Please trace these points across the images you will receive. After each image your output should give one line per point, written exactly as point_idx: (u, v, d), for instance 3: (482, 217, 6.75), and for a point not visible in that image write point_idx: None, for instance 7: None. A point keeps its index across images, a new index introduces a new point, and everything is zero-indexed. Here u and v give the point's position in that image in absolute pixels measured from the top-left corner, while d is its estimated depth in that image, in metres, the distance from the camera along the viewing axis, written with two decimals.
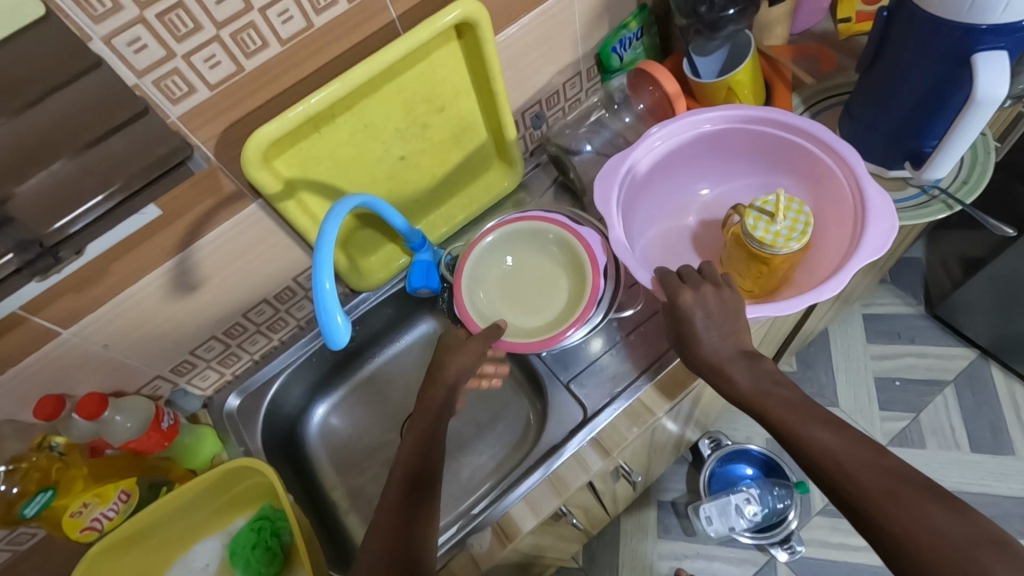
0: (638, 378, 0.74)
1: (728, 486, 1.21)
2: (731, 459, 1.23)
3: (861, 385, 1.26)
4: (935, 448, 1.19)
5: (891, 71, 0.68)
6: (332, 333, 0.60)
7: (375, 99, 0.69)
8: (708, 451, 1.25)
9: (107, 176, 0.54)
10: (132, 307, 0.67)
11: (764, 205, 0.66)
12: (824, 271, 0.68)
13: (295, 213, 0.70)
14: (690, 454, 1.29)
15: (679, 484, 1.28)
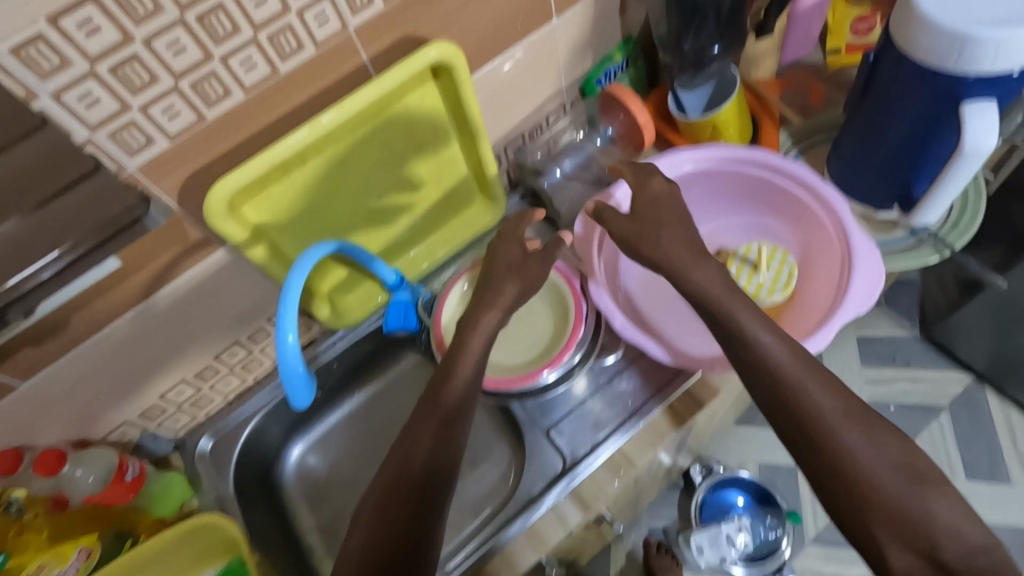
0: (621, 426, 0.72)
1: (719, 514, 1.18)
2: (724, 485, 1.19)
3: None
4: None
5: (876, 114, 0.66)
6: (297, 393, 0.60)
7: (349, 141, 0.66)
8: (700, 477, 1.20)
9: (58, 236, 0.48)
10: (96, 357, 0.65)
11: None
12: (808, 321, 0.66)
13: (265, 259, 0.68)
14: (682, 480, 1.26)
15: (671, 511, 1.24)
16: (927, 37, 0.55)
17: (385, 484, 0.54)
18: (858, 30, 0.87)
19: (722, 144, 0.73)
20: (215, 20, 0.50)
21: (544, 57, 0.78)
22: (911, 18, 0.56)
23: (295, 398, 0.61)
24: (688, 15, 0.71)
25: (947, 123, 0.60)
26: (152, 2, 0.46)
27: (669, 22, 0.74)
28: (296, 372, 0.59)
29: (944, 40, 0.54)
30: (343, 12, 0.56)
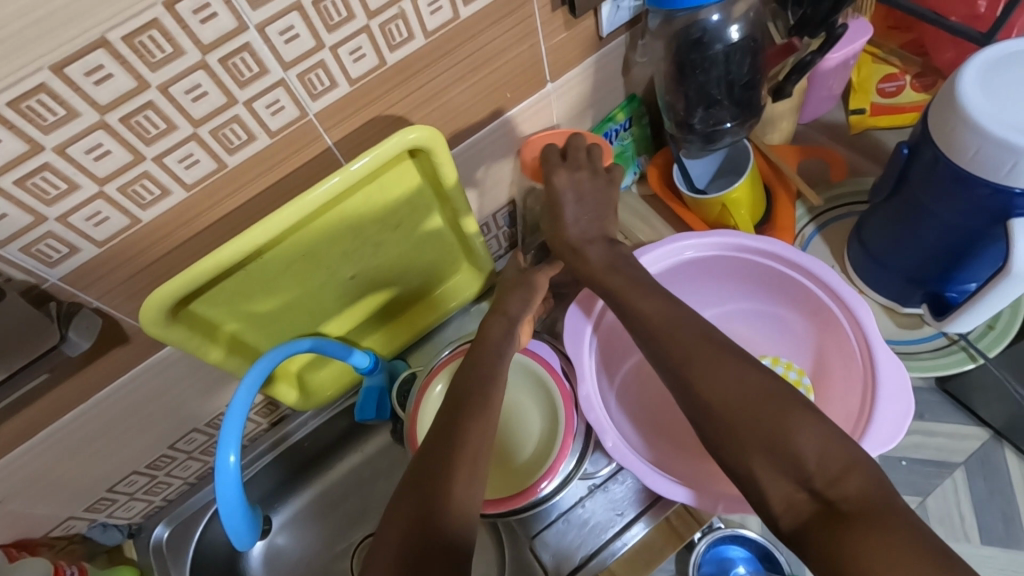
0: (610, 541, 0.66)
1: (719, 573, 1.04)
2: (723, 542, 1.03)
3: None
4: None
5: (909, 211, 0.59)
6: (233, 523, 0.54)
7: (309, 231, 0.59)
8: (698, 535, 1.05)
9: None
10: (28, 463, 0.58)
11: None
12: None
13: (220, 356, 0.61)
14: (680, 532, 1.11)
15: (668, 565, 1.11)
16: (974, 142, 0.49)
17: (411, 490, 0.48)
18: (885, 90, 0.81)
19: (729, 232, 0.65)
20: (143, 119, 0.43)
21: (537, 122, 0.70)
22: (956, 119, 0.49)
23: (236, 535, 0.55)
24: (697, 87, 0.64)
25: (991, 233, 0.53)
26: (62, 107, 0.39)
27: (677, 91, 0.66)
28: (234, 501, 0.53)
29: (994, 149, 0.47)
30: (300, 99, 0.49)
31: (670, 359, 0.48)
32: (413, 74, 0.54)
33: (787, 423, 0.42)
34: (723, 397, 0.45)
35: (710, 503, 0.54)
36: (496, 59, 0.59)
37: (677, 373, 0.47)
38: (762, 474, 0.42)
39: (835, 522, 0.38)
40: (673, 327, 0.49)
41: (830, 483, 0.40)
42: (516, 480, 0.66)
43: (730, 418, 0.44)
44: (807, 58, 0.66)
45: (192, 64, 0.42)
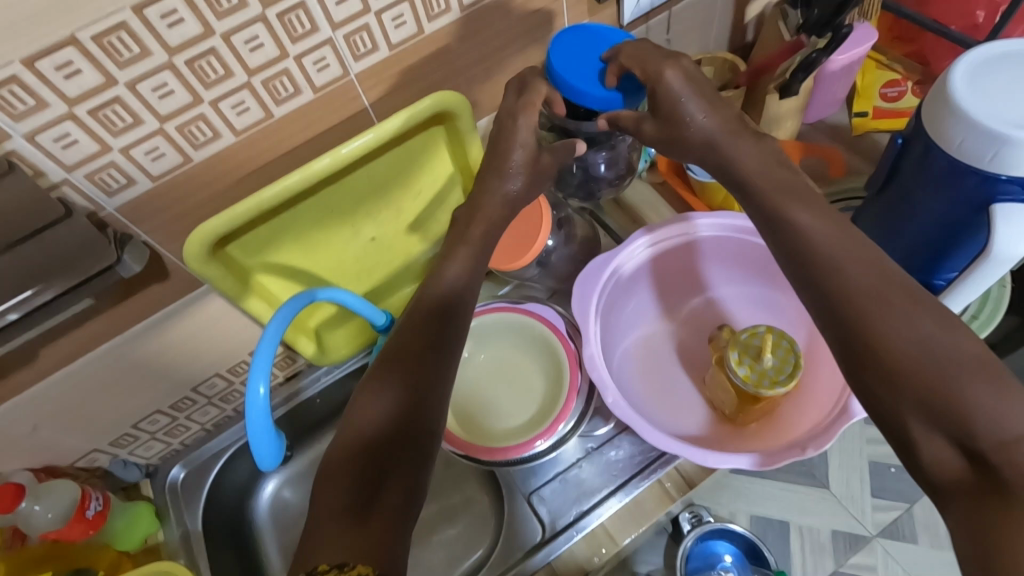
0: (603, 498, 0.69)
1: (705, 567, 1.06)
2: (714, 536, 1.07)
3: (854, 469, 1.10)
4: (927, 545, 1.04)
5: (902, 201, 0.64)
6: (262, 454, 0.58)
7: (340, 187, 0.64)
8: (688, 526, 1.08)
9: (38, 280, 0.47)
10: (65, 389, 0.62)
11: (753, 337, 0.62)
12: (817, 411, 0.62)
13: (251, 300, 0.66)
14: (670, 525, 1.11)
15: (655, 557, 1.12)
16: (962, 131, 0.53)
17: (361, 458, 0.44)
18: (887, 95, 0.86)
19: (714, 213, 0.70)
20: (206, 64, 0.47)
21: None
22: (946, 110, 0.53)
23: (261, 459, 0.58)
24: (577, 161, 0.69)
25: (974, 222, 0.58)
26: (137, 45, 0.44)
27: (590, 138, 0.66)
28: (262, 430, 0.57)
29: (979, 138, 0.52)
30: (344, 59, 0.54)
31: (835, 305, 0.44)
32: (444, 47, 0.59)
33: (957, 382, 0.38)
34: (892, 337, 0.41)
35: (701, 456, 0.57)
36: (520, 37, 0.64)
37: (839, 319, 0.43)
38: (918, 433, 0.39)
39: (993, 496, 0.36)
40: (837, 266, 0.45)
41: (998, 450, 0.36)
42: (518, 436, 0.70)
43: (890, 368, 0.40)
44: (813, 55, 0.72)
45: (253, 16, 0.47)
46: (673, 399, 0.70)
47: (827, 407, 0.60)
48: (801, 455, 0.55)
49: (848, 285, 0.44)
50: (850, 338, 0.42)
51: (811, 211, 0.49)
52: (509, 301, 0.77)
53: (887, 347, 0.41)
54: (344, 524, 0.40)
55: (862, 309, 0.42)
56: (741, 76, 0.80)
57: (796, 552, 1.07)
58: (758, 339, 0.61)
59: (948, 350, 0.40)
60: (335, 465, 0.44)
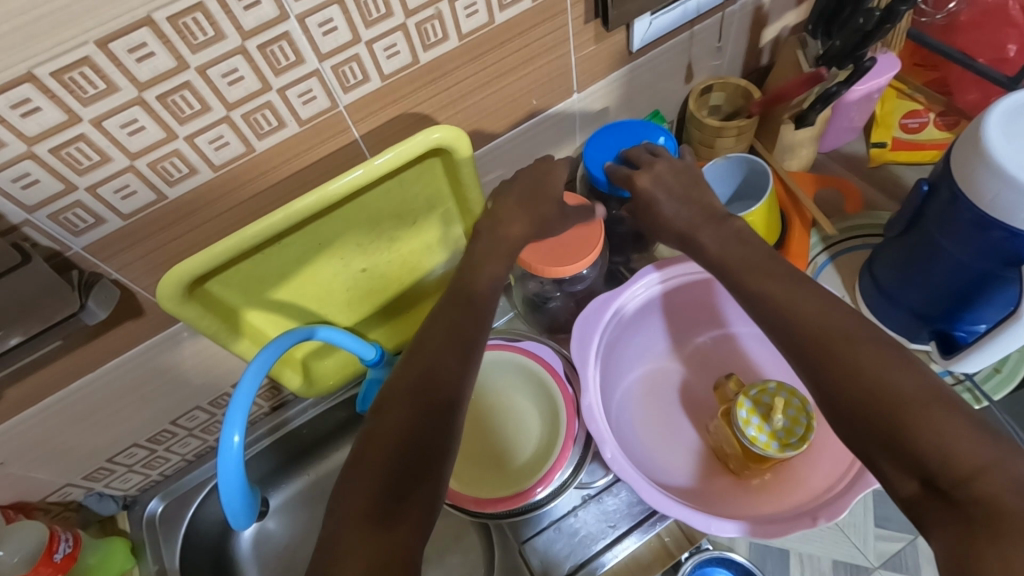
0: (599, 551, 0.66)
1: None
2: None
3: None
4: None
5: (923, 250, 0.60)
6: (235, 507, 0.55)
7: (327, 219, 0.60)
8: None
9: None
10: (35, 427, 0.59)
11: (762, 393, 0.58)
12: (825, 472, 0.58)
13: (231, 335, 0.62)
14: None
15: None
16: (995, 184, 0.49)
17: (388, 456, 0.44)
18: (908, 126, 0.82)
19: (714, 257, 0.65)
20: (179, 99, 0.44)
21: (557, 131, 0.71)
22: (978, 161, 0.50)
23: (233, 516, 0.56)
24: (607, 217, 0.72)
25: (999, 274, 0.54)
26: (102, 81, 0.40)
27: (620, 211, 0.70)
28: (234, 483, 0.54)
29: (1014, 194, 0.48)
30: (332, 90, 0.50)
31: (796, 343, 0.45)
32: (443, 75, 0.55)
33: (912, 412, 0.37)
34: (845, 373, 0.41)
35: (703, 522, 0.53)
36: (523, 66, 0.60)
37: (805, 356, 0.44)
38: (886, 466, 0.38)
39: (958, 524, 0.34)
40: (799, 307, 0.46)
41: (959, 482, 0.35)
42: (511, 483, 0.66)
43: (852, 403, 0.40)
44: (832, 88, 0.69)
45: (231, 48, 0.43)
46: (674, 448, 0.67)
47: (839, 469, 0.56)
48: (809, 526, 0.52)
49: (804, 323, 0.45)
50: (811, 376, 0.43)
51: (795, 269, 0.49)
52: (509, 340, 0.73)
53: (842, 377, 0.41)
54: (367, 529, 0.40)
55: (817, 349, 0.43)
56: (755, 104, 0.74)
57: None
58: (767, 397, 0.57)
59: (901, 377, 0.39)
60: (360, 475, 0.43)
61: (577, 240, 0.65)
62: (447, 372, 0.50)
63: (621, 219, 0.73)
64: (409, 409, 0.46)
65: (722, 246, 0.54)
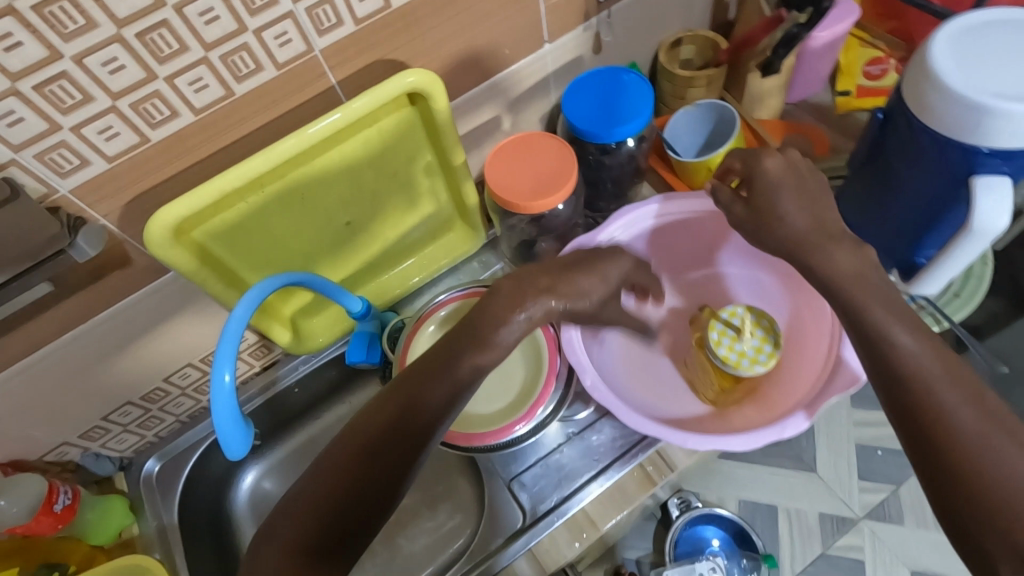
0: (584, 483, 0.68)
1: (693, 550, 1.17)
2: (698, 522, 1.17)
3: (842, 456, 1.21)
4: (912, 525, 1.15)
5: (885, 182, 0.63)
6: (230, 441, 0.55)
7: (308, 169, 0.62)
8: (676, 512, 1.17)
9: None
10: (29, 380, 0.60)
11: (733, 316, 0.60)
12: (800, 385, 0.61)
13: (218, 285, 0.63)
14: (658, 511, 1.22)
15: (645, 544, 1.21)
16: (942, 103, 0.51)
17: (340, 491, 0.46)
18: (870, 73, 0.85)
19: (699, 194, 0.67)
20: (157, 37, 0.45)
21: (531, 83, 0.73)
22: (927, 82, 0.52)
23: (230, 451, 0.56)
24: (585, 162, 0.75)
25: (952, 201, 0.57)
26: (82, 17, 0.42)
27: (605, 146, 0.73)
28: (229, 421, 0.55)
29: (960, 111, 0.50)
30: (308, 34, 0.52)
31: (924, 424, 0.44)
32: (415, 22, 0.57)
33: None
34: (975, 465, 0.41)
35: (681, 438, 0.56)
36: (494, 13, 0.62)
37: (900, 399, 0.46)
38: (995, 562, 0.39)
39: None
40: (904, 346, 0.46)
41: None
42: (497, 420, 0.69)
43: (959, 481, 0.41)
44: (795, 30, 0.72)
45: None
46: (655, 382, 0.69)
47: (811, 382, 0.59)
48: (780, 433, 0.54)
49: (935, 405, 0.43)
50: (938, 464, 0.43)
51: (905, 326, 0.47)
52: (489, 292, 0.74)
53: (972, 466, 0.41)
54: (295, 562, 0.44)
55: (945, 433, 0.43)
56: (723, 53, 0.78)
57: (785, 538, 1.17)
58: (737, 319, 0.59)
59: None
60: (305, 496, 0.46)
61: (551, 173, 0.67)
62: (429, 413, 0.48)
63: (602, 163, 0.76)
64: (372, 445, 0.47)
65: (857, 269, 0.51)
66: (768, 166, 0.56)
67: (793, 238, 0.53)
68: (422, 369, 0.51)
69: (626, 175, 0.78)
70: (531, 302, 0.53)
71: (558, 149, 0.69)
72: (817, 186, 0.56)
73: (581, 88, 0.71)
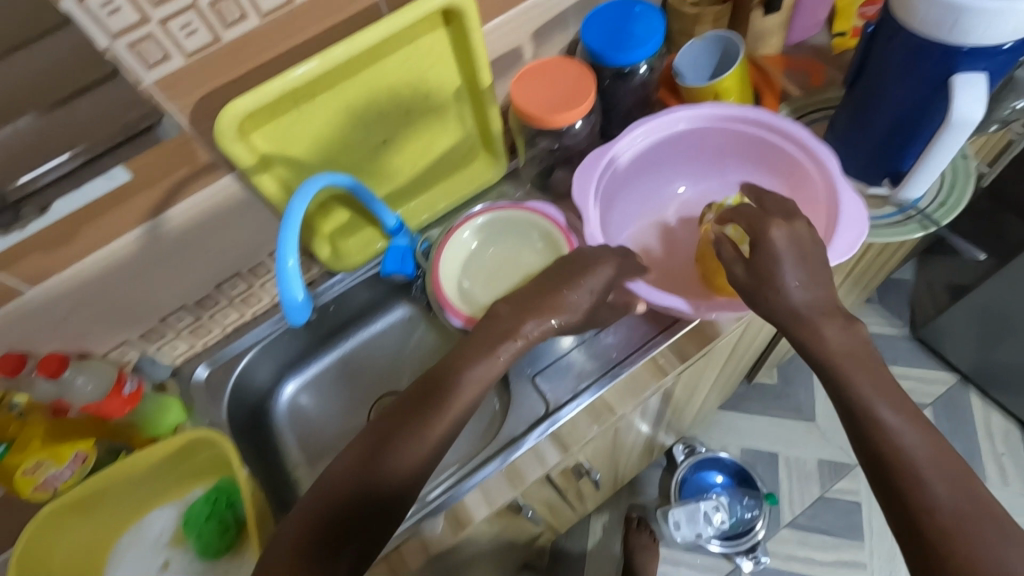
0: (602, 377, 0.75)
1: (698, 493, 1.27)
2: (703, 466, 1.28)
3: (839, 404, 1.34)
4: None
5: (870, 95, 0.69)
6: (293, 310, 0.60)
7: (355, 80, 0.68)
8: (682, 457, 1.31)
9: (73, 138, 0.56)
10: (101, 274, 0.67)
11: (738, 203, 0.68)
12: None
13: (271, 187, 0.70)
14: (664, 459, 1.34)
15: (651, 489, 1.33)
16: (922, 7, 0.57)
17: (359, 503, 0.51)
18: (864, 15, 0.90)
19: (717, 103, 0.73)
20: None
21: (552, 16, 0.80)
22: None
23: (292, 315, 0.61)
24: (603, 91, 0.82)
25: (933, 102, 0.64)
26: None
27: (621, 71, 0.79)
28: (296, 294, 0.60)
29: (938, 13, 0.57)
30: None
31: (878, 456, 0.50)
32: None
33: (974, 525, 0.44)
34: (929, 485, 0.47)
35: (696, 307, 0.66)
36: None
37: (876, 466, 0.50)
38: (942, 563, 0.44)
39: None
40: (888, 423, 0.51)
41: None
42: None
43: (916, 499, 0.47)
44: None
45: None
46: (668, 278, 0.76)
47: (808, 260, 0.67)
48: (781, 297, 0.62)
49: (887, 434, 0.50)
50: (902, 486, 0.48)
51: (871, 374, 0.54)
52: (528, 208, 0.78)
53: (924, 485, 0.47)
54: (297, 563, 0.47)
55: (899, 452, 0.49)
56: None
57: (784, 479, 1.29)
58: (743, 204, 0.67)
59: (964, 499, 0.46)
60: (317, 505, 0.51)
61: (570, 93, 0.74)
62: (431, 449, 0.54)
63: (615, 91, 0.82)
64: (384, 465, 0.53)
65: (845, 345, 0.55)
66: (774, 235, 0.58)
67: (788, 311, 0.56)
68: (412, 408, 0.56)
69: (638, 103, 0.84)
70: (528, 325, 0.61)
71: (579, 70, 0.75)
72: (817, 259, 0.58)
73: (597, 20, 0.77)
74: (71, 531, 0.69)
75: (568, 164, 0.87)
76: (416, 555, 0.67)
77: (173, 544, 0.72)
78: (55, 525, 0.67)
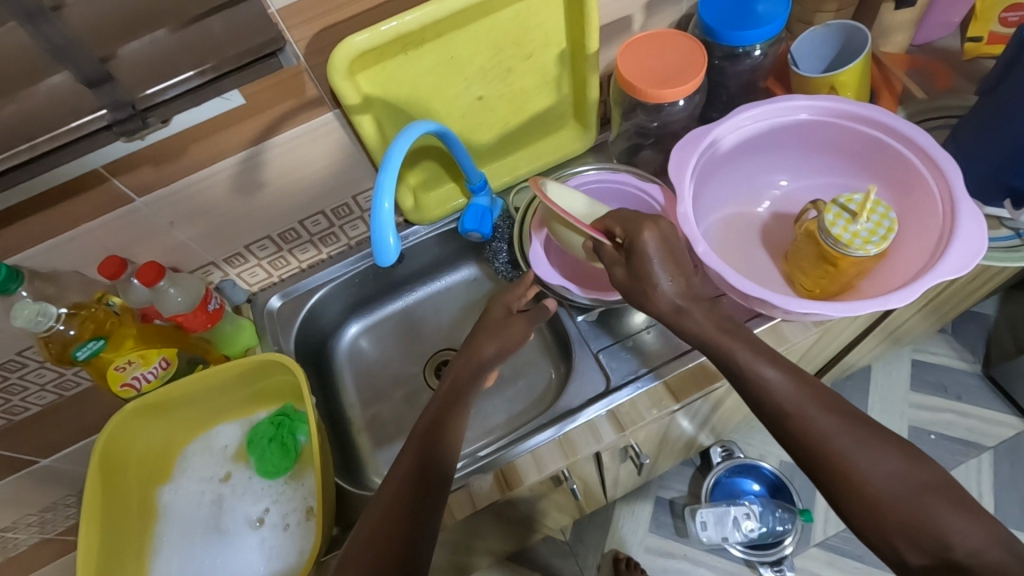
0: (665, 363, 0.74)
1: (730, 498, 1.24)
2: (741, 472, 1.25)
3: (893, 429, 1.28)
4: None
5: (1007, 104, 0.64)
6: (382, 252, 0.61)
7: (463, 32, 0.68)
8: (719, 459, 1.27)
9: (203, 54, 0.58)
10: (201, 193, 0.69)
11: (847, 202, 0.64)
12: (894, 281, 0.66)
13: (368, 129, 0.71)
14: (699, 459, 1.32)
15: (680, 485, 1.30)
16: None
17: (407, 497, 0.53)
18: (1008, 20, 0.80)
19: (837, 97, 0.70)
20: None
21: None
22: None
23: (380, 257, 0.62)
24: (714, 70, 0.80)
25: None
26: None
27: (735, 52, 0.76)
28: (386, 238, 0.61)
29: None
30: None
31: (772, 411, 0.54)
32: None
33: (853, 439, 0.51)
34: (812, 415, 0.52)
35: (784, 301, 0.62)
36: None
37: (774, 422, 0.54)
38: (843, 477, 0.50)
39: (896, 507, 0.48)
40: (769, 381, 0.54)
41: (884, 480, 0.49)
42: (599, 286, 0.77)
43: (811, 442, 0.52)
44: None
45: None
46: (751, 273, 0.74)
47: (913, 273, 0.64)
48: (879, 307, 0.58)
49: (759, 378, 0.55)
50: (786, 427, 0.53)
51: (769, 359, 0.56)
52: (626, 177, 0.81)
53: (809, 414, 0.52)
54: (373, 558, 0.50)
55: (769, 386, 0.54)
56: None
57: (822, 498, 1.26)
58: (854, 205, 0.63)
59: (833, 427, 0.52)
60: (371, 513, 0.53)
61: (677, 70, 0.71)
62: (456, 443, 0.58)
63: (723, 71, 0.79)
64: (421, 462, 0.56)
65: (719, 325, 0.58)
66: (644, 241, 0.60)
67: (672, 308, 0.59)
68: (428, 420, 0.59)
69: (743, 88, 0.81)
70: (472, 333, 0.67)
71: (691, 47, 0.72)
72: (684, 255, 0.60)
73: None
74: (144, 429, 0.74)
75: (659, 143, 0.84)
76: (463, 507, 0.69)
77: (236, 458, 0.77)
78: (133, 422, 0.72)
